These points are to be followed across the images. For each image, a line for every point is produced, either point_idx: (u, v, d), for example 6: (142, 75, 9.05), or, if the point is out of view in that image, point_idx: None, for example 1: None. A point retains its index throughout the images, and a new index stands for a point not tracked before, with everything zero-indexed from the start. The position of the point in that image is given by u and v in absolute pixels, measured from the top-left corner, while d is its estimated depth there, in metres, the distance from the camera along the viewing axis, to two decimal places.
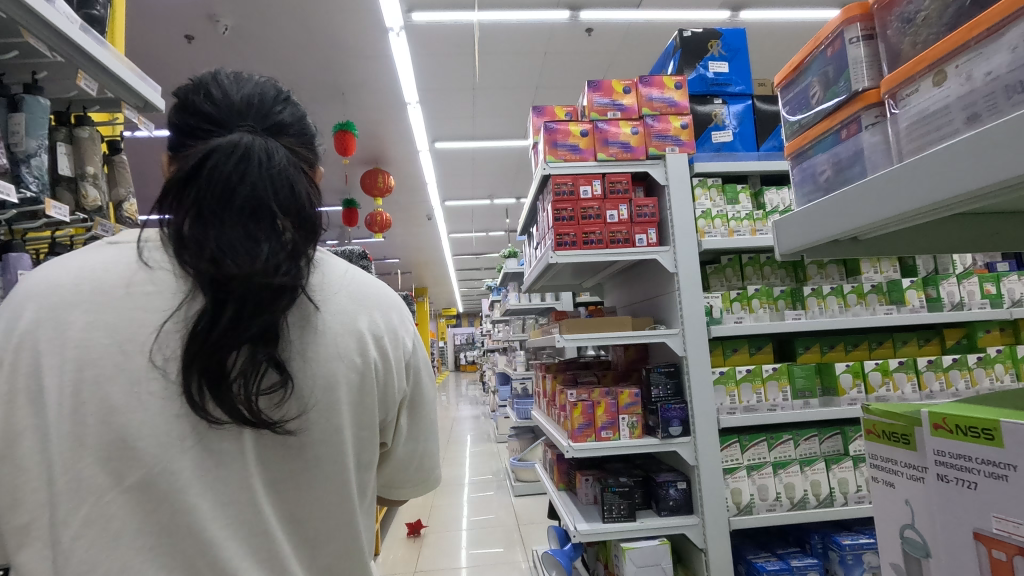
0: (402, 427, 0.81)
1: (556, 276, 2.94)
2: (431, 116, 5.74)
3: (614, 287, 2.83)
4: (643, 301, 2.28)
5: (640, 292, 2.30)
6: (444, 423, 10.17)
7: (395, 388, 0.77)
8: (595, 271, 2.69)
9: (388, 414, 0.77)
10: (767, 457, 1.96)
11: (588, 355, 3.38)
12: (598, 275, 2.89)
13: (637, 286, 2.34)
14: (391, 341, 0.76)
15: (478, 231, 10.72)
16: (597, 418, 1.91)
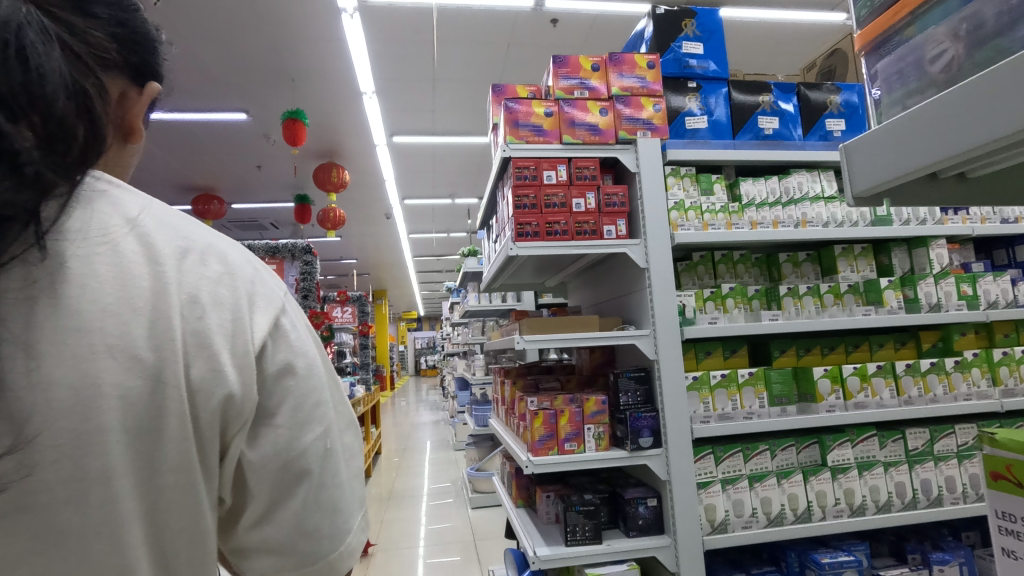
0: (252, 462, 0.53)
1: (517, 274, 2.74)
2: (389, 108, 5.47)
3: (579, 286, 2.65)
4: (610, 299, 2.11)
5: (608, 290, 2.13)
6: (403, 429, 9.83)
7: (217, 399, 0.50)
8: (558, 269, 2.50)
9: (209, 440, 0.51)
10: (743, 469, 1.81)
11: (549, 359, 3.20)
12: (561, 274, 2.71)
13: (604, 284, 2.17)
14: (205, 321, 0.51)
15: (439, 232, 10.46)
16: (559, 427, 1.71)
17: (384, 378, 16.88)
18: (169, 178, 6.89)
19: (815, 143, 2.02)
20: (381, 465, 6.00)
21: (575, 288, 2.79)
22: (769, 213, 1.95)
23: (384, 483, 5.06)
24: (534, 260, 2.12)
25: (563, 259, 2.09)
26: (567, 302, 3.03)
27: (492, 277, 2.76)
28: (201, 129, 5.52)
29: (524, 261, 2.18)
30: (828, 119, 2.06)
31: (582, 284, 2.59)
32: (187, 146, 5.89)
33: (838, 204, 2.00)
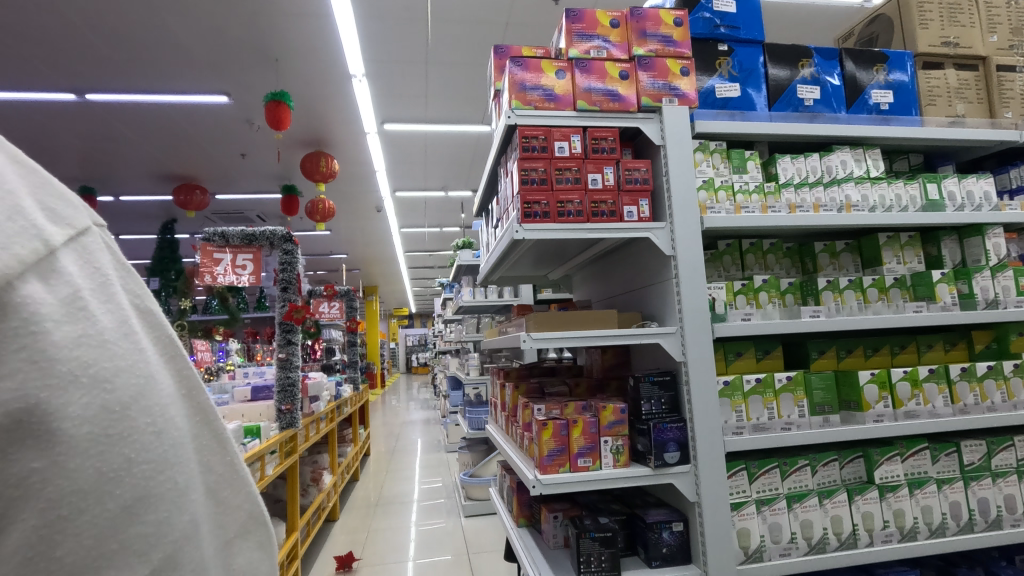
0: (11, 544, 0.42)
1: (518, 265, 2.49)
2: (380, 93, 5.20)
3: (588, 277, 2.41)
4: (626, 292, 1.86)
5: (622, 282, 1.89)
6: (393, 428, 9.56)
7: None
8: (564, 258, 2.26)
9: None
10: (780, 488, 1.57)
11: (550, 358, 2.96)
12: (566, 265, 2.47)
13: (618, 275, 1.93)
14: None
15: (431, 226, 10.19)
16: (571, 439, 1.47)
17: (374, 376, 16.58)
18: (149, 166, 6.60)
19: (861, 117, 1.78)
20: (369, 467, 5.74)
21: (582, 280, 2.55)
22: (810, 195, 1.72)
23: (372, 488, 4.80)
24: (541, 247, 1.87)
25: (575, 246, 1.84)
26: (572, 296, 2.78)
27: (491, 268, 2.50)
28: (181, 114, 5.25)
29: (529, 249, 1.93)
30: (873, 89, 1.82)
31: (591, 276, 2.35)
32: (167, 131, 5.62)
33: (885, 185, 1.79)
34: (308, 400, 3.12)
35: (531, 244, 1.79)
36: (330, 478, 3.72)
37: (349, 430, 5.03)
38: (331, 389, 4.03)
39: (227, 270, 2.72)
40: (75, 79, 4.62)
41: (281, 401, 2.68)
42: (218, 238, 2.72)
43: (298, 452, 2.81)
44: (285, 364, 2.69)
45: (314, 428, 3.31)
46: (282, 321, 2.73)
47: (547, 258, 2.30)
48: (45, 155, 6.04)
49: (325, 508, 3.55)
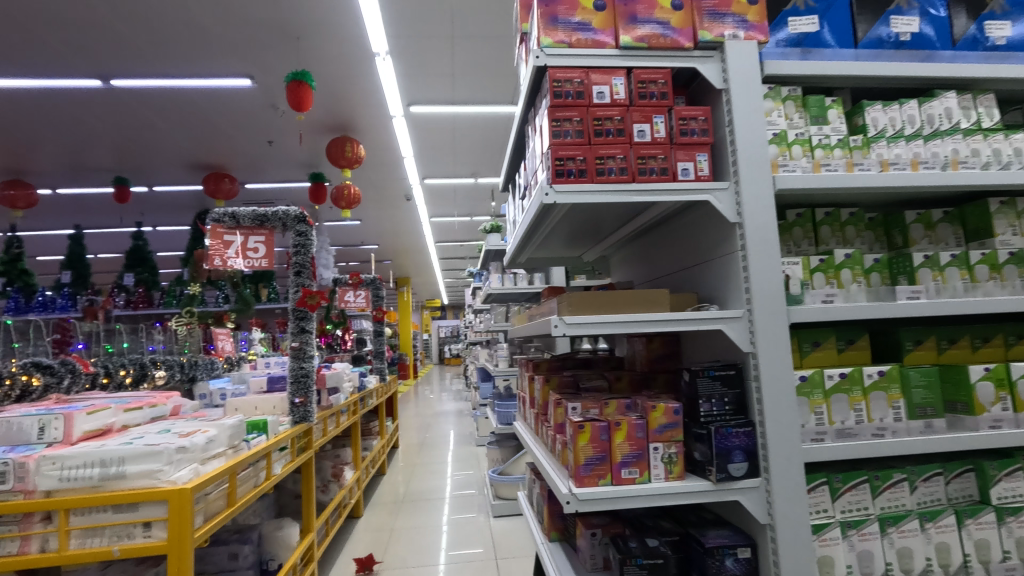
0: None
1: (550, 244, 2.25)
2: (404, 72, 4.98)
3: (630, 256, 2.15)
4: (676, 269, 1.60)
5: (673, 258, 1.62)
6: (423, 419, 9.46)
7: None
8: (603, 233, 2.00)
9: None
10: (871, 508, 1.28)
11: (585, 350, 2.70)
12: (603, 244, 2.21)
13: (668, 250, 1.66)
14: None
15: (462, 216, 10.00)
16: (613, 444, 1.21)
17: (406, 367, 16.62)
18: (179, 155, 6.59)
19: (971, 56, 1.45)
20: (397, 460, 5.60)
21: (624, 259, 2.29)
22: (909, 149, 1.41)
23: (399, 482, 4.66)
24: (577, 217, 1.62)
25: (617, 215, 1.58)
26: (609, 280, 2.52)
27: (521, 247, 2.26)
28: (205, 99, 5.16)
29: (565, 220, 1.69)
30: (986, 23, 1.49)
31: (635, 254, 2.09)
32: (194, 119, 5.56)
33: (1002, 137, 1.45)
34: (327, 392, 2.96)
35: (565, 213, 1.54)
36: (353, 473, 3.56)
37: (375, 422, 4.89)
38: (355, 380, 3.88)
39: (238, 254, 2.56)
40: (100, 65, 4.56)
41: (295, 393, 2.49)
42: (229, 219, 2.56)
43: (313, 447, 2.64)
44: (298, 354, 2.51)
45: (334, 421, 3.15)
46: (294, 307, 2.55)
47: (585, 233, 2.05)
48: (77, 143, 6.07)
49: (347, 505, 3.38)
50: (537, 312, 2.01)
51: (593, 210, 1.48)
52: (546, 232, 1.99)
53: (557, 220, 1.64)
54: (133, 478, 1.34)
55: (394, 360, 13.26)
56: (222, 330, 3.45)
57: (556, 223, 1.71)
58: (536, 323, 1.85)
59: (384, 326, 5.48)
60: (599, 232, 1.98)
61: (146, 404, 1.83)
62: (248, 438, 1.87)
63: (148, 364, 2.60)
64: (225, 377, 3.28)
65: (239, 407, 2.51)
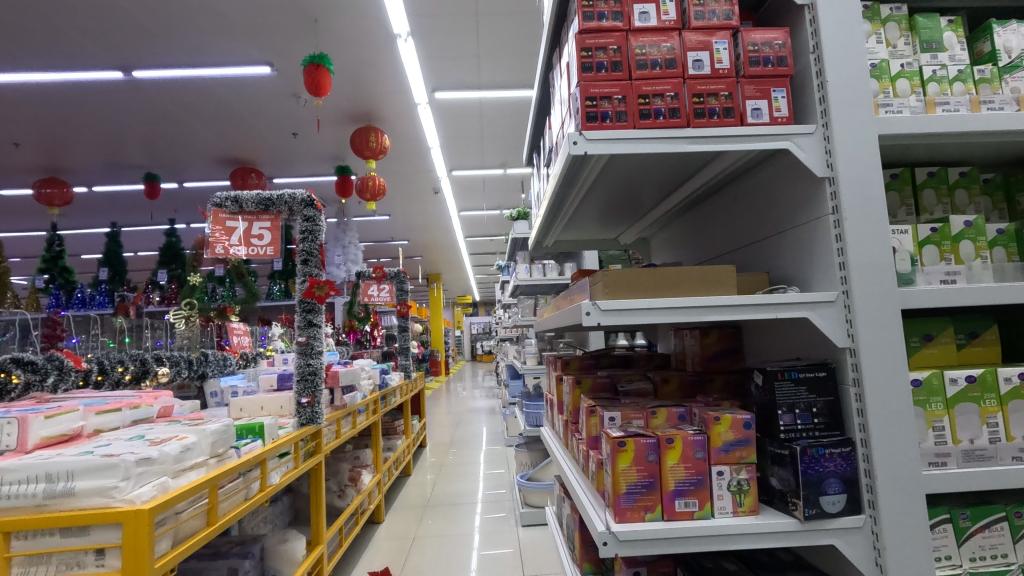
0: None
1: (579, 223, 1.96)
2: (427, 54, 4.75)
3: (677, 234, 1.86)
4: (742, 239, 1.29)
5: (736, 227, 1.32)
6: (454, 416, 9.30)
7: None
8: (645, 205, 1.71)
9: None
10: (1013, 556, 0.96)
11: (623, 346, 2.41)
12: (642, 222, 1.92)
13: (730, 219, 1.36)
14: None
15: (491, 209, 9.77)
16: (662, 465, 0.93)
17: (437, 363, 16.57)
18: (207, 150, 6.57)
19: None
20: (424, 460, 5.41)
21: (667, 240, 1.99)
22: None
23: (424, 485, 4.45)
24: (617, 178, 1.33)
25: (666, 173, 1.28)
26: (648, 264, 2.23)
27: (547, 228, 1.98)
28: (226, 90, 5.06)
29: (600, 185, 1.40)
30: None
31: (684, 230, 1.80)
32: (217, 111, 5.48)
33: None
34: (340, 391, 2.75)
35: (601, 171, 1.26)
36: (373, 476, 3.36)
37: (400, 421, 4.72)
38: (375, 377, 3.68)
39: (241, 242, 2.37)
40: (120, 56, 4.49)
41: (301, 393, 2.28)
42: (231, 203, 2.37)
43: (323, 451, 2.43)
44: (305, 350, 2.29)
45: (350, 422, 2.94)
46: (301, 299, 2.33)
47: (623, 207, 1.76)
48: (107, 139, 6.09)
49: (365, 510, 3.18)
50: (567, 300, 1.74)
51: (637, 166, 1.20)
52: (576, 205, 1.71)
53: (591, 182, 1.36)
54: (84, 497, 1.13)
55: (426, 356, 13.17)
56: (237, 325, 3.31)
57: (588, 188, 1.43)
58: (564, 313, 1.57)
59: (410, 321, 5.29)
60: (639, 203, 1.70)
61: (126, 406, 1.64)
62: (238, 444, 1.66)
63: (150, 360, 2.43)
64: (240, 374, 3.13)
65: (243, 407, 2.32)
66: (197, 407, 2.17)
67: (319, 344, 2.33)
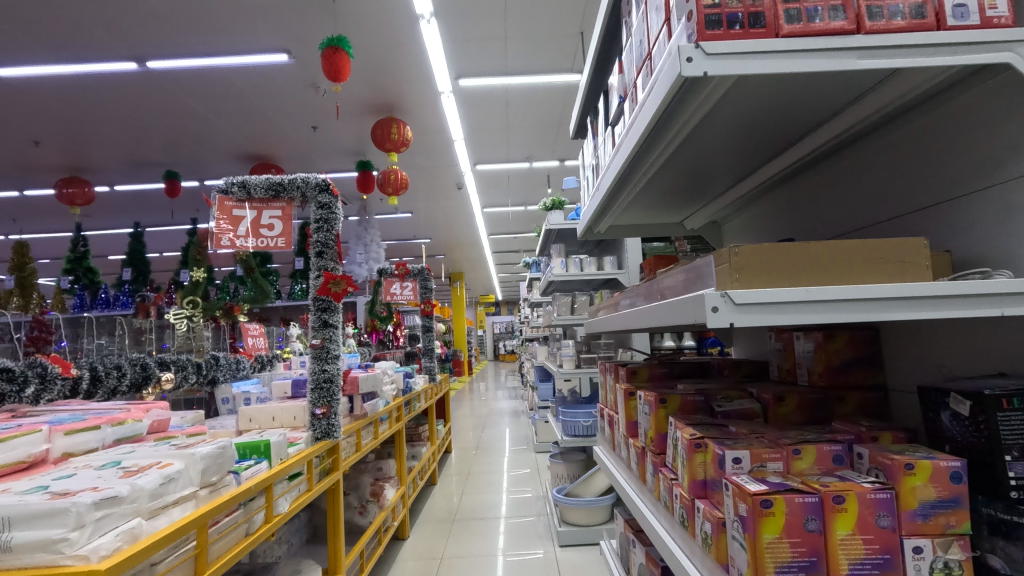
0: None
1: (650, 200, 1.70)
2: (451, 37, 4.47)
3: (779, 201, 1.62)
4: (929, 183, 1.05)
5: (913, 169, 1.07)
6: (479, 417, 9.04)
7: None
8: (746, 168, 1.47)
9: None
10: None
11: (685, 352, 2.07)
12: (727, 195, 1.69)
13: (898, 162, 1.12)
14: None
15: (515, 205, 9.48)
16: (827, 537, 0.66)
17: (460, 363, 16.36)
18: (226, 146, 6.40)
19: None
20: (450, 467, 5.15)
21: (758, 213, 1.74)
22: None
23: (451, 496, 4.17)
24: (753, 121, 1.08)
25: (825, 106, 1.04)
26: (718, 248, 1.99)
27: (604, 208, 1.71)
28: (243, 79, 4.86)
29: (721, 132, 1.15)
30: None
31: (792, 195, 1.55)
32: (235, 103, 5.29)
33: None
34: (360, 399, 2.48)
35: (737, 110, 1.01)
36: (396, 490, 3.10)
37: (425, 426, 4.46)
38: (399, 381, 3.42)
39: (250, 233, 2.12)
40: (134, 45, 4.31)
41: (316, 403, 2.00)
42: (238, 189, 2.12)
43: (341, 467, 2.16)
44: (320, 354, 2.03)
45: (371, 433, 2.68)
46: (316, 296, 2.07)
47: (714, 174, 1.51)
48: (126, 136, 5.97)
49: (389, 528, 2.91)
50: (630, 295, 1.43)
51: (796, 100, 0.97)
52: (662, 172, 1.46)
53: (712, 128, 1.11)
54: (25, 552, 0.86)
55: (449, 356, 12.94)
56: (252, 325, 3.06)
57: (703, 139, 1.18)
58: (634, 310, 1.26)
59: (434, 321, 5.02)
60: (740, 166, 1.45)
61: (106, 422, 1.39)
62: (237, 468, 1.40)
63: (152, 364, 2.20)
64: (254, 379, 2.90)
65: (253, 417, 2.08)
66: (200, 419, 1.93)
67: (336, 346, 2.07)
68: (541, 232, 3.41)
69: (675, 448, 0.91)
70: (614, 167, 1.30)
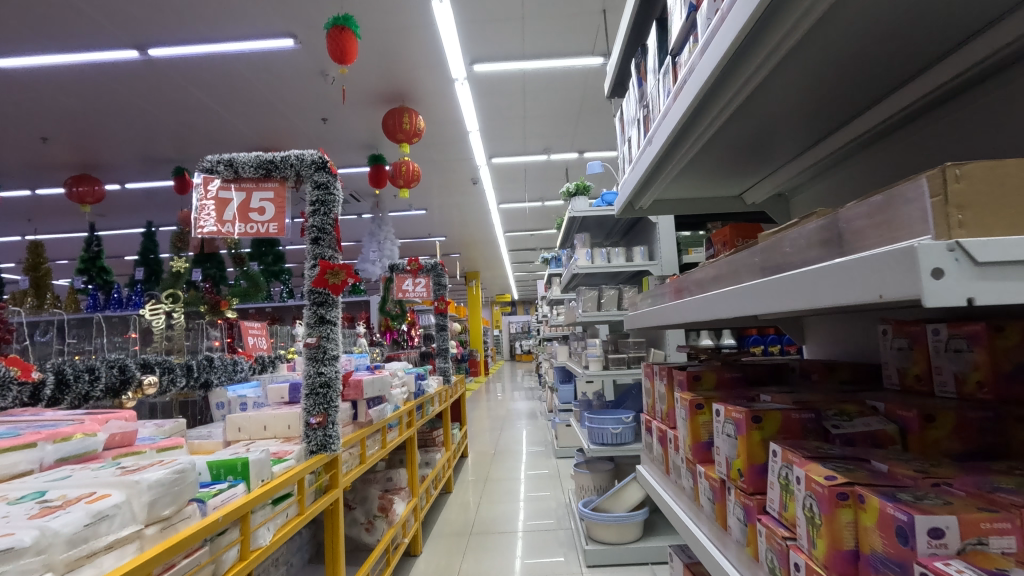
0: None
1: (714, 166, 1.41)
2: (466, 19, 4.21)
3: (884, 153, 1.30)
4: None
5: None
6: (497, 419, 8.79)
7: None
8: (845, 108, 1.16)
9: None
10: None
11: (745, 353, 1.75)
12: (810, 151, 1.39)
13: None
14: None
15: (532, 201, 9.21)
16: None
17: (477, 363, 16.15)
18: (236, 141, 6.24)
19: None
20: (466, 474, 4.89)
21: (852, 172, 1.42)
22: None
23: (468, 507, 3.91)
24: (878, 15, 0.80)
25: None
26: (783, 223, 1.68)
27: (653, 174, 1.41)
28: (249, 68, 4.66)
29: (829, 43, 0.87)
30: None
31: (906, 142, 1.23)
32: (242, 94, 5.10)
33: None
34: (365, 404, 2.22)
35: None
36: (406, 503, 2.84)
37: (439, 431, 4.21)
38: (410, 383, 3.17)
39: (237, 217, 1.87)
40: (135, 32, 4.12)
41: (310, 412, 1.73)
42: (225, 168, 1.87)
43: (342, 482, 1.89)
44: (315, 355, 1.77)
45: (377, 442, 2.42)
46: (311, 289, 1.81)
47: (801, 121, 1.22)
48: (135, 132, 5.83)
49: (398, 546, 2.65)
50: (685, 280, 1.13)
51: None
52: (734, 120, 1.18)
53: (819, 31, 0.82)
54: None
55: (465, 356, 12.71)
56: (252, 323, 2.78)
57: (808, 54, 0.90)
58: (698, 300, 0.97)
59: (448, 319, 4.76)
60: (837, 105, 1.15)
61: (45, 439, 1.15)
62: (204, 495, 1.15)
63: (132, 366, 1.97)
64: (253, 381, 2.65)
65: (242, 426, 1.86)
66: (179, 429, 1.71)
67: (335, 345, 1.81)
68: (563, 220, 3.13)
69: (790, 486, 0.63)
70: (676, 113, 1.02)
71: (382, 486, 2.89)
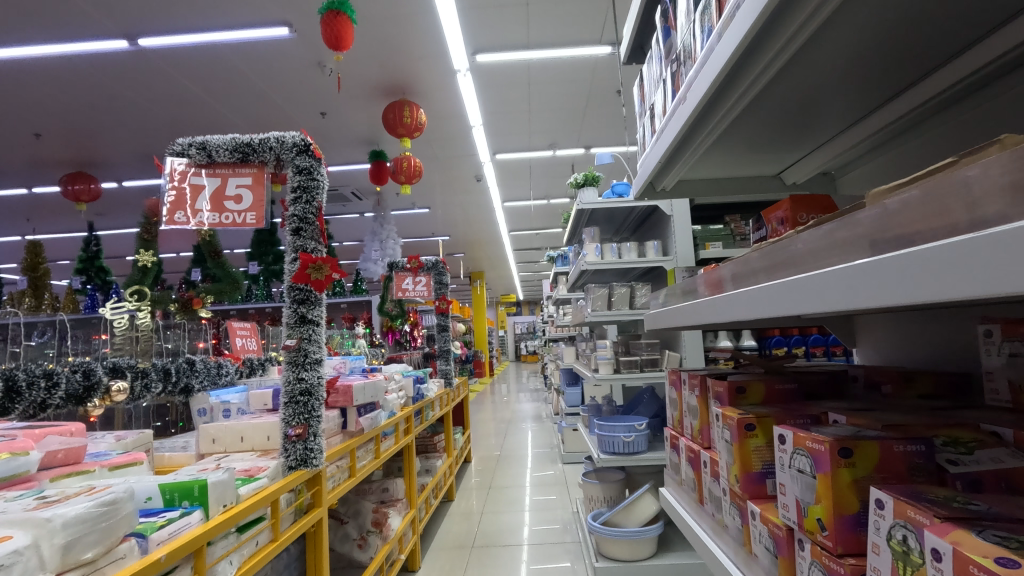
0: None
1: (752, 137, 1.17)
2: (467, 6, 4.03)
3: (959, 123, 1.07)
4: None
5: None
6: (502, 421, 8.62)
7: None
8: (936, 52, 0.88)
9: None
10: None
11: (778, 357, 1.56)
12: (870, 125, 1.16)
13: None
14: None
15: (538, 198, 9.02)
16: None
17: (482, 364, 15.99)
18: None
19: None
20: (470, 480, 4.72)
21: (931, 138, 1.15)
22: None
23: (470, 516, 3.72)
24: None
25: None
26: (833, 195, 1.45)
27: (679, 149, 1.21)
28: (243, 58, 4.50)
29: None
30: None
31: (1004, 101, 0.97)
32: (237, 86, 4.94)
33: None
34: (355, 412, 2.04)
35: None
36: (403, 515, 2.67)
37: (440, 436, 4.04)
38: (408, 387, 2.98)
39: (211, 206, 1.69)
40: (124, 21, 3.97)
41: (289, 422, 1.55)
42: (198, 151, 1.70)
43: (327, 499, 1.71)
44: (295, 359, 1.59)
45: (370, 451, 2.24)
46: (291, 285, 1.63)
47: (874, 73, 0.95)
48: (131, 127, 5.69)
49: (394, 563, 2.47)
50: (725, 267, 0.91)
51: None
52: (782, 73, 0.92)
53: None
54: None
55: (469, 357, 12.55)
56: (240, 324, 2.61)
57: None
58: (748, 293, 0.76)
59: (450, 319, 4.57)
60: (921, 52, 0.88)
61: None
62: (146, 528, 0.96)
63: (99, 371, 1.81)
64: (239, 386, 2.47)
65: (217, 437, 1.70)
66: (145, 441, 1.54)
67: (319, 347, 1.63)
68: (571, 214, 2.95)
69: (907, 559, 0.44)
70: (724, 52, 0.77)
71: (378, 498, 2.72)
